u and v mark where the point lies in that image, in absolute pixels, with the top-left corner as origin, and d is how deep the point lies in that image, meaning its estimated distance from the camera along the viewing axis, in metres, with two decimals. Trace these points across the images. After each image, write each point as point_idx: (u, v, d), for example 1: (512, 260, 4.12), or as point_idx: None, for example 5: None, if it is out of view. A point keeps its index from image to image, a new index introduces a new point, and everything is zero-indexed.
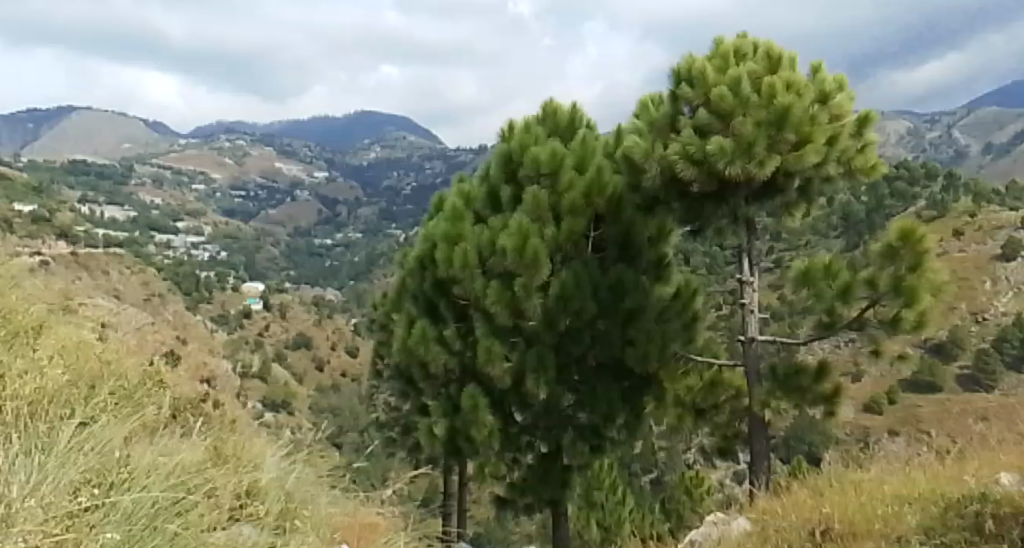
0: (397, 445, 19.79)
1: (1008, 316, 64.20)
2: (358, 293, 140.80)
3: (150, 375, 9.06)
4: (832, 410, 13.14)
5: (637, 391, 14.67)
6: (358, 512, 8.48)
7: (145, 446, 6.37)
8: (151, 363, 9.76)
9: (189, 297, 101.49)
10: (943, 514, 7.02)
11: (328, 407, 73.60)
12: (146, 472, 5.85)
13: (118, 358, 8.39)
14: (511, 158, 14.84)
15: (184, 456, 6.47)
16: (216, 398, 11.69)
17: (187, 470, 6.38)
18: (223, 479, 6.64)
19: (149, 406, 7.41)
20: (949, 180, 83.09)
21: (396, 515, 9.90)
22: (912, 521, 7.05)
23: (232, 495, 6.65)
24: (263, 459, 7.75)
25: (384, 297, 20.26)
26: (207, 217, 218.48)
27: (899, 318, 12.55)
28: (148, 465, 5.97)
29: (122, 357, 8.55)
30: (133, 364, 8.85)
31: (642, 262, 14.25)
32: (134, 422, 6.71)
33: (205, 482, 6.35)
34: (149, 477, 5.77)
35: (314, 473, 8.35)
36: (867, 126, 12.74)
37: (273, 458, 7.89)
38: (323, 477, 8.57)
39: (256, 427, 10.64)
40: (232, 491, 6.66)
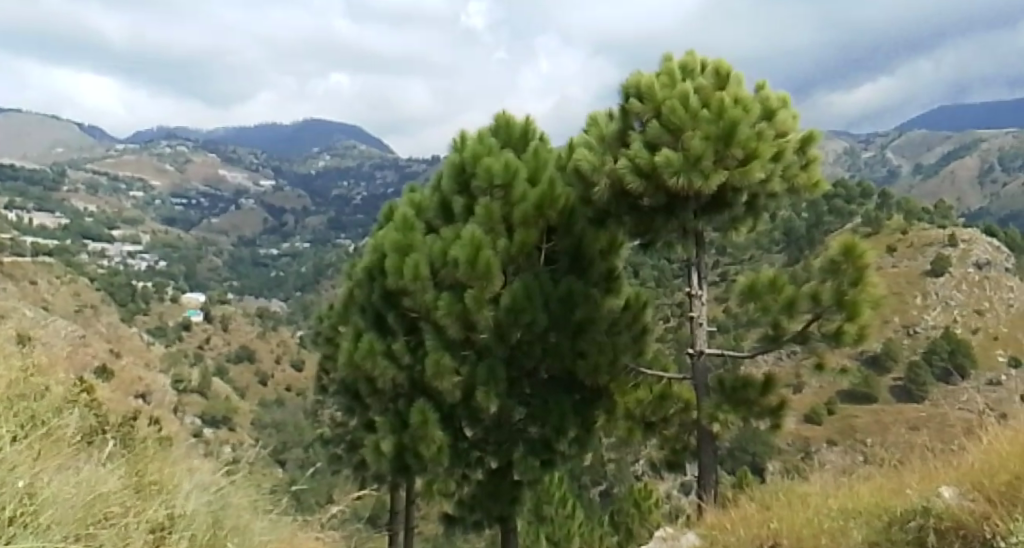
0: (343, 461, 19.59)
1: (938, 330, 67.22)
2: (303, 305, 139.49)
3: (74, 396, 8.81)
4: (778, 423, 13.29)
5: (588, 404, 14.70)
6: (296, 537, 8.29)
7: (61, 470, 6.17)
8: (76, 385, 9.48)
9: (123, 308, 99.70)
10: (884, 532, 7.08)
11: (271, 423, 72.64)
12: (58, 498, 5.65)
13: (39, 378, 8.14)
14: (463, 169, 14.82)
15: (106, 481, 6.28)
16: (150, 418, 11.40)
17: (106, 497, 6.19)
18: (144, 507, 6.46)
19: (69, 428, 7.19)
20: (883, 197, 84.49)
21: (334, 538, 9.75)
22: (852, 535, 7.14)
23: (153, 525, 6.47)
24: (193, 480, 7.58)
25: (330, 310, 20.09)
26: (144, 225, 214.96)
27: (842, 331, 12.72)
28: (63, 491, 5.77)
29: (44, 377, 8.30)
30: (55, 384, 8.59)
31: (593, 274, 14.30)
32: (50, 446, 6.50)
33: (123, 512, 6.16)
34: (61, 507, 5.58)
35: (250, 493, 8.16)
36: (810, 144, 12.97)
37: (207, 479, 7.71)
38: (260, 498, 8.39)
39: (191, 447, 10.37)
40: (153, 520, 6.48)
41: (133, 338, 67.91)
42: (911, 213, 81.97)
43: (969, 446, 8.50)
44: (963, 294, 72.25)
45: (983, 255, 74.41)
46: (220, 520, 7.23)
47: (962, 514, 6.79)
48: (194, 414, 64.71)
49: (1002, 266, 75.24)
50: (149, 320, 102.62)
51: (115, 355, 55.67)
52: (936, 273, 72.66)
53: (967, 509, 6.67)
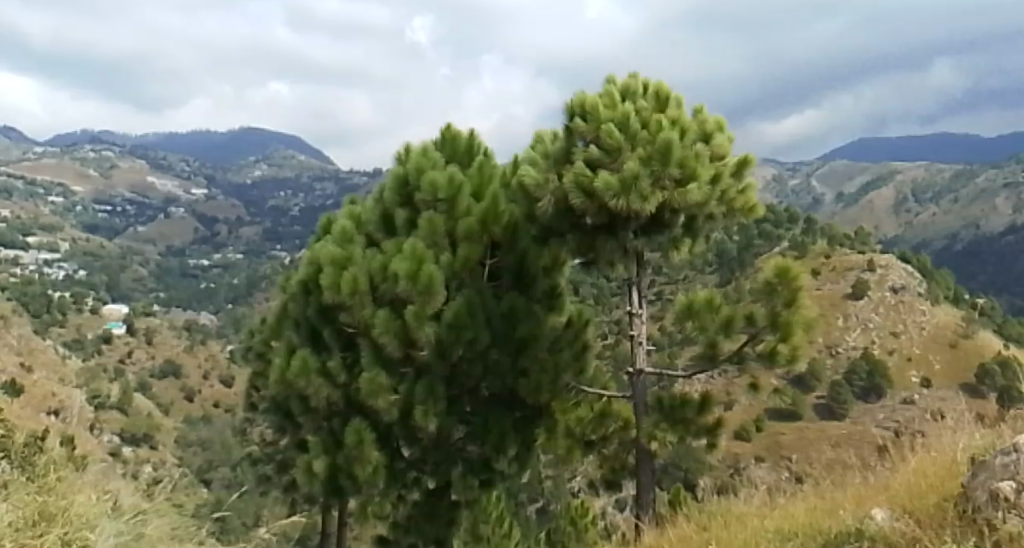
0: (273, 481, 19.09)
1: (858, 350, 69.46)
2: (234, 318, 137.24)
3: None
4: (713, 442, 13.40)
5: (528, 422, 14.64)
6: None
7: None
8: None
9: (39, 320, 96.59)
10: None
11: (195, 442, 71.02)
12: None
13: None
14: (407, 181, 14.67)
15: None
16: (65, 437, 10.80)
17: None
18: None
19: None
20: (808, 223, 85.74)
21: None
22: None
23: None
24: (106, 507, 7.23)
25: (262, 325, 19.67)
26: (64, 233, 209.19)
27: (776, 352, 12.80)
28: None
29: None
30: None
31: (536, 291, 14.28)
32: None
33: None
34: None
35: (163, 525, 7.67)
36: (747, 169, 13.14)
37: (110, 509, 7.27)
38: (176, 528, 7.89)
39: (106, 466, 9.84)
40: None
41: (48, 351, 65.82)
42: (834, 238, 83.45)
43: (903, 464, 8.31)
44: (880, 316, 73.42)
45: (899, 281, 76.07)
46: None
47: (897, 533, 6.44)
48: (112, 431, 62.89)
49: (916, 290, 75.85)
50: (67, 332, 99.57)
51: (30, 370, 53.82)
52: (855, 296, 74.16)
53: (900, 529, 6.36)
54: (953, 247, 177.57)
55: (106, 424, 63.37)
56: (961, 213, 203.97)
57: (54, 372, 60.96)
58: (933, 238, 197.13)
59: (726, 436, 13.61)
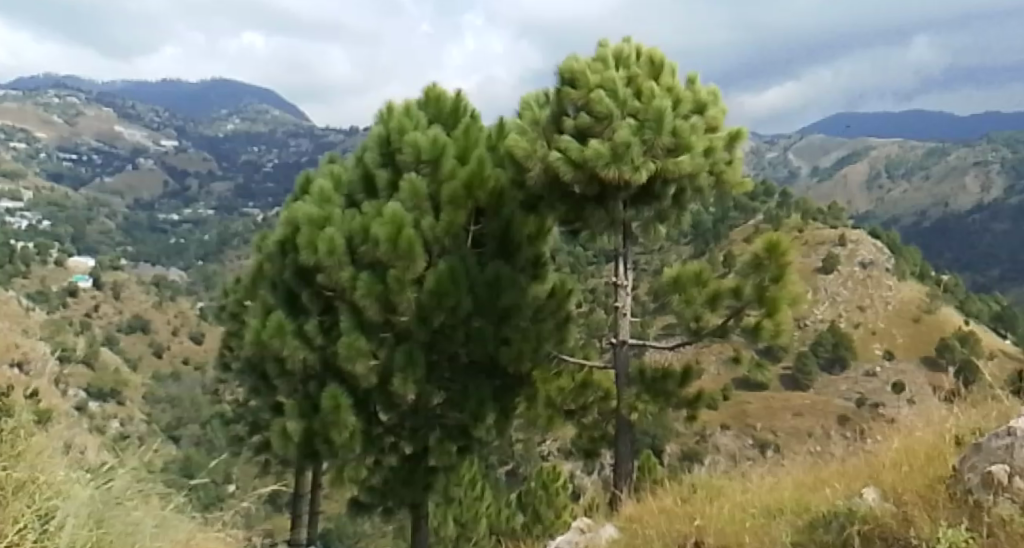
0: (245, 442, 18.77)
1: (825, 323, 69.93)
2: (204, 276, 136.04)
3: None
4: (693, 414, 13.43)
5: (509, 391, 14.46)
6: (190, 539, 7.56)
7: None
8: None
9: (2, 271, 94.78)
10: (806, 533, 6.27)
11: (162, 399, 70.46)
12: None
13: None
14: (390, 142, 14.34)
15: None
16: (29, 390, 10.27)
17: None
18: None
19: None
20: (783, 197, 85.83)
21: (233, 537, 8.72)
22: (773, 537, 6.41)
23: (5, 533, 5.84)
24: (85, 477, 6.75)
25: (236, 285, 19.23)
26: (28, 182, 205.45)
27: (760, 328, 12.61)
28: None
29: None
30: None
31: (520, 259, 13.95)
32: None
33: None
34: None
35: (137, 490, 7.28)
36: (738, 142, 12.94)
37: (79, 472, 6.83)
38: (150, 496, 7.50)
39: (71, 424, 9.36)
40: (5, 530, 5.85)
41: (11, 304, 64.69)
42: (807, 212, 83.45)
43: (892, 441, 7.96)
44: (848, 291, 73.71)
45: (868, 256, 75.26)
46: (102, 520, 6.56)
47: (887, 513, 6.04)
48: (79, 385, 62.17)
49: (883, 266, 75.60)
50: (31, 285, 97.89)
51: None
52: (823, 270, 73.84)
53: (890, 511, 5.95)
54: (921, 224, 179.33)
55: (72, 378, 62.52)
56: (931, 192, 206.07)
57: (17, 324, 59.98)
58: (901, 215, 198.72)
59: (707, 409, 13.63)
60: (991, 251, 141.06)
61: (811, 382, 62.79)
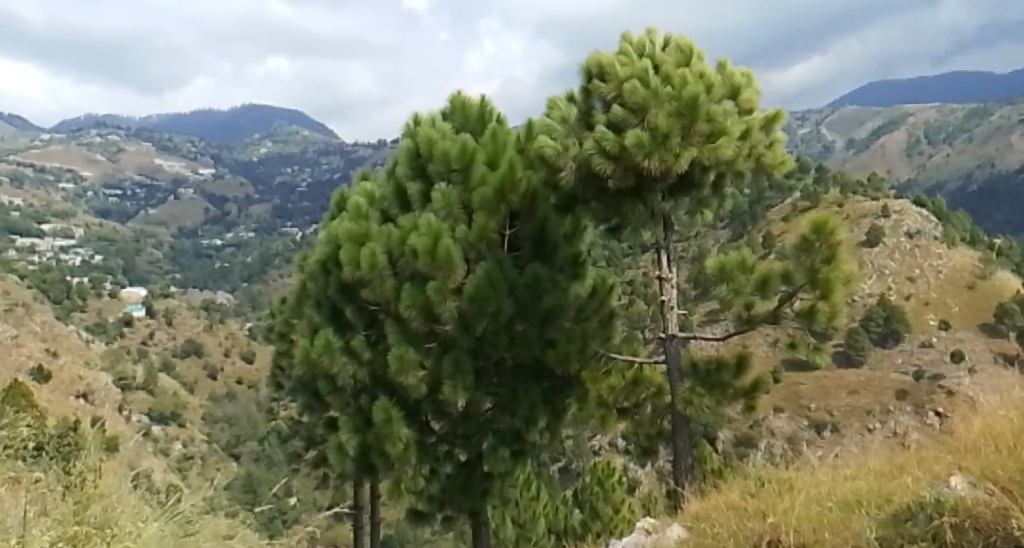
0: (302, 459, 18.85)
1: (874, 297, 68.71)
2: (251, 297, 137.53)
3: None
4: (752, 405, 13.30)
5: (560, 392, 14.40)
6: None
7: None
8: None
9: (58, 307, 96.74)
10: (891, 529, 6.28)
11: (221, 419, 71.41)
12: None
13: None
14: (419, 153, 14.34)
15: None
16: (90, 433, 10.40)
17: None
18: None
19: None
20: (821, 172, 84.66)
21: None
22: (858, 532, 6.38)
23: None
24: (154, 521, 7.00)
25: (282, 305, 19.33)
26: (76, 219, 209.55)
27: (815, 310, 12.38)
28: None
29: None
30: None
31: (558, 259, 13.94)
32: None
33: None
34: None
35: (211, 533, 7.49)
36: (774, 124, 12.77)
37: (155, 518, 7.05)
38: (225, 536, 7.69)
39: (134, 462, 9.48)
40: None
41: (70, 336, 65.92)
42: (847, 185, 82.02)
43: (962, 425, 7.86)
44: (895, 262, 72.05)
45: (914, 225, 74.21)
46: None
47: (973, 505, 6.00)
48: (138, 411, 63.15)
49: (930, 235, 74.22)
50: (87, 317, 99.81)
51: (53, 358, 54.07)
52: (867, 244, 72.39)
53: (977, 503, 5.90)
54: (966, 189, 176.04)
55: (132, 405, 63.53)
56: (974, 154, 202.42)
57: (77, 355, 61.22)
58: (945, 179, 195.27)
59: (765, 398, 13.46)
60: None
61: (864, 356, 62.00)
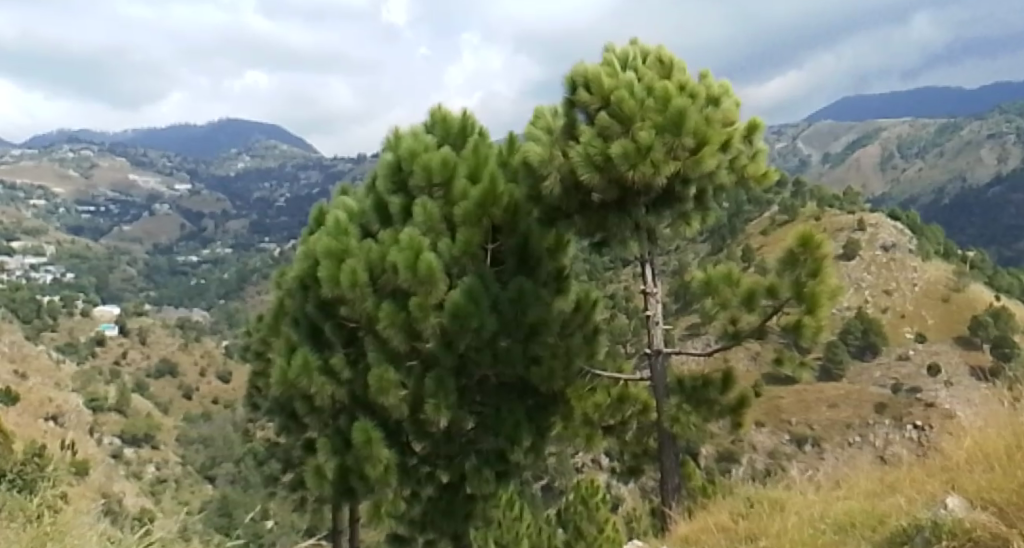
0: (280, 481, 18.49)
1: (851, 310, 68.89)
2: (227, 314, 136.37)
3: None
4: (738, 422, 13.17)
5: (543, 410, 14.17)
6: None
7: None
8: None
9: (30, 326, 95.47)
10: None
11: (195, 439, 70.51)
12: None
13: None
14: (400, 167, 14.12)
15: None
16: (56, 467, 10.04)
17: None
18: None
19: None
20: (796, 187, 85.06)
21: None
22: None
23: None
24: None
25: (258, 323, 18.99)
26: (49, 237, 207.37)
27: (802, 326, 12.17)
28: None
29: None
30: None
31: (541, 273, 13.73)
32: None
33: None
34: None
35: None
36: (756, 134, 12.70)
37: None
38: None
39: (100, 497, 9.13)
40: None
41: (41, 356, 64.90)
42: (823, 200, 82.41)
43: (952, 439, 7.66)
44: (872, 276, 72.41)
45: (889, 239, 74.71)
46: None
47: (974, 526, 5.78)
48: (111, 433, 62.22)
49: (906, 248, 74.75)
50: (60, 337, 98.49)
51: (24, 380, 53.21)
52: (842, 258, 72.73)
53: (979, 523, 5.69)
54: (939, 203, 177.62)
55: (104, 426, 62.60)
56: (946, 168, 204.34)
57: (49, 377, 60.29)
58: (918, 192, 196.84)
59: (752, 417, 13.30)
60: (1013, 224, 139.98)
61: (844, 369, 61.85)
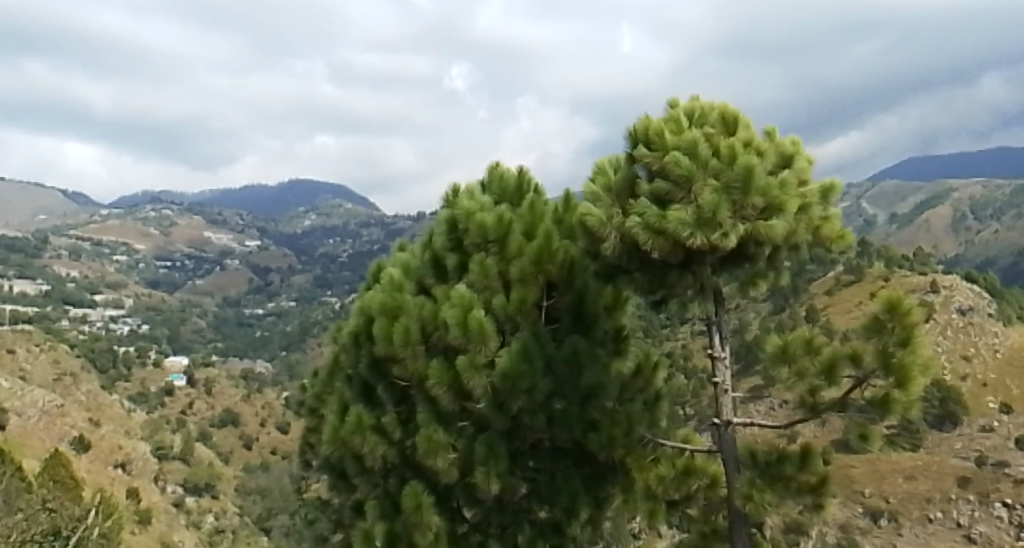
0: (328, 541, 17.83)
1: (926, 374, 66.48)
2: (290, 367, 137.34)
3: None
4: (819, 502, 12.29)
5: (603, 479, 13.48)
6: None
7: None
8: None
9: (102, 375, 97.22)
10: None
11: (254, 491, 70.40)
12: None
13: None
14: (456, 223, 13.66)
15: None
16: None
17: None
18: None
19: None
20: (865, 246, 83.04)
21: None
22: None
23: None
24: None
25: (314, 379, 18.58)
26: (125, 289, 212.77)
27: (890, 400, 11.41)
28: None
29: None
30: None
31: (598, 333, 13.16)
32: None
33: None
34: None
35: None
36: (830, 195, 12.04)
37: None
38: None
39: None
40: None
41: (114, 404, 65.79)
42: (893, 259, 80.34)
43: None
44: (949, 339, 69.53)
45: (965, 302, 72.45)
46: None
47: None
48: (175, 482, 62.66)
49: (984, 312, 72.37)
50: (130, 387, 100.09)
51: (98, 426, 54.00)
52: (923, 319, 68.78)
53: None
54: (1018, 264, 172.34)
55: (168, 475, 62.99)
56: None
57: (119, 425, 61.06)
58: (994, 255, 191.69)
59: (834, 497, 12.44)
60: None
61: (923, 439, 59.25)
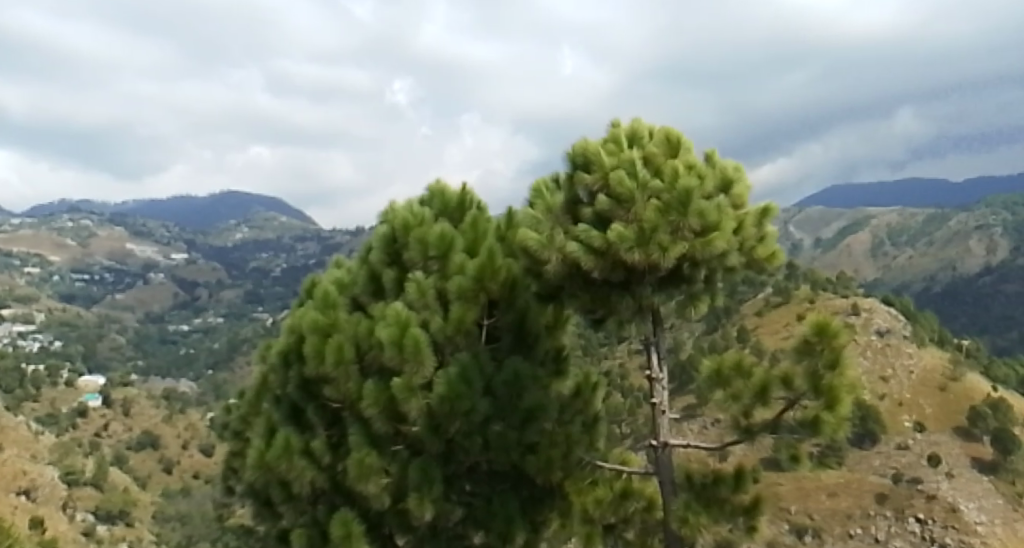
0: None
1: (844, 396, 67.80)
2: (213, 385, 134.38)
3: None
4: (751, 524, 12.26)
5: (539, 503, 13.24)
6: None
7: None
8: None
9: (12, 396, 93.75)
10: None
11: (171, 517, 68.44)
12: None
13: None
14: (395, 239, 13.35)
15: None
16: None
17: None
18: None
19: None
20: (791, 269, 84.46)
21: None
22: None
23: None
24: None
25: (239, 401, 17.99)
26: (40, 304, 206.18)
27: (820, 422, 11.37)
28: None
29: None
30: None
31: (538, 353, 12.98)
32: None
33: None
34: None
35: None
36: (768, 218, 12.05)
37: None
38: None
39: None
40: None
41: (19, 427, 63.35)
42: (817, 282, 81.90)
43: None
44: (869, 360, 71.06)
45: (884, 324, 74.22)
46: None
47: None
48: (85, 510, 60.55)
49: (900, 334, 74.17)
50: (42, 408, 96.61)
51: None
52: None
53: None
54: (931, 290, 177.64)
55: (78, 502, 60.94)
56: (939, 256, 205.60)
57: (26, 450, 58.80)
58: (909, 280, 197.49)
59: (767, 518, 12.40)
60: (1007, 314, 139.97)
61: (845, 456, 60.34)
